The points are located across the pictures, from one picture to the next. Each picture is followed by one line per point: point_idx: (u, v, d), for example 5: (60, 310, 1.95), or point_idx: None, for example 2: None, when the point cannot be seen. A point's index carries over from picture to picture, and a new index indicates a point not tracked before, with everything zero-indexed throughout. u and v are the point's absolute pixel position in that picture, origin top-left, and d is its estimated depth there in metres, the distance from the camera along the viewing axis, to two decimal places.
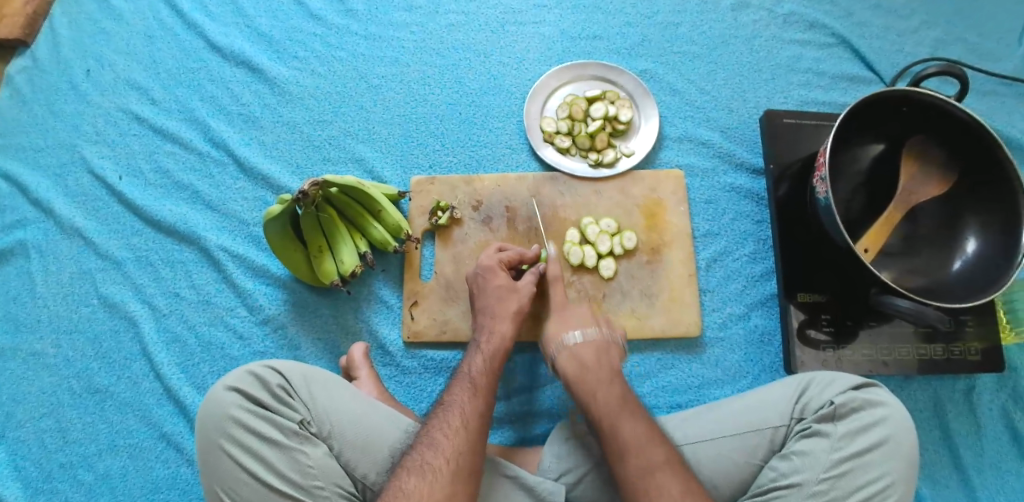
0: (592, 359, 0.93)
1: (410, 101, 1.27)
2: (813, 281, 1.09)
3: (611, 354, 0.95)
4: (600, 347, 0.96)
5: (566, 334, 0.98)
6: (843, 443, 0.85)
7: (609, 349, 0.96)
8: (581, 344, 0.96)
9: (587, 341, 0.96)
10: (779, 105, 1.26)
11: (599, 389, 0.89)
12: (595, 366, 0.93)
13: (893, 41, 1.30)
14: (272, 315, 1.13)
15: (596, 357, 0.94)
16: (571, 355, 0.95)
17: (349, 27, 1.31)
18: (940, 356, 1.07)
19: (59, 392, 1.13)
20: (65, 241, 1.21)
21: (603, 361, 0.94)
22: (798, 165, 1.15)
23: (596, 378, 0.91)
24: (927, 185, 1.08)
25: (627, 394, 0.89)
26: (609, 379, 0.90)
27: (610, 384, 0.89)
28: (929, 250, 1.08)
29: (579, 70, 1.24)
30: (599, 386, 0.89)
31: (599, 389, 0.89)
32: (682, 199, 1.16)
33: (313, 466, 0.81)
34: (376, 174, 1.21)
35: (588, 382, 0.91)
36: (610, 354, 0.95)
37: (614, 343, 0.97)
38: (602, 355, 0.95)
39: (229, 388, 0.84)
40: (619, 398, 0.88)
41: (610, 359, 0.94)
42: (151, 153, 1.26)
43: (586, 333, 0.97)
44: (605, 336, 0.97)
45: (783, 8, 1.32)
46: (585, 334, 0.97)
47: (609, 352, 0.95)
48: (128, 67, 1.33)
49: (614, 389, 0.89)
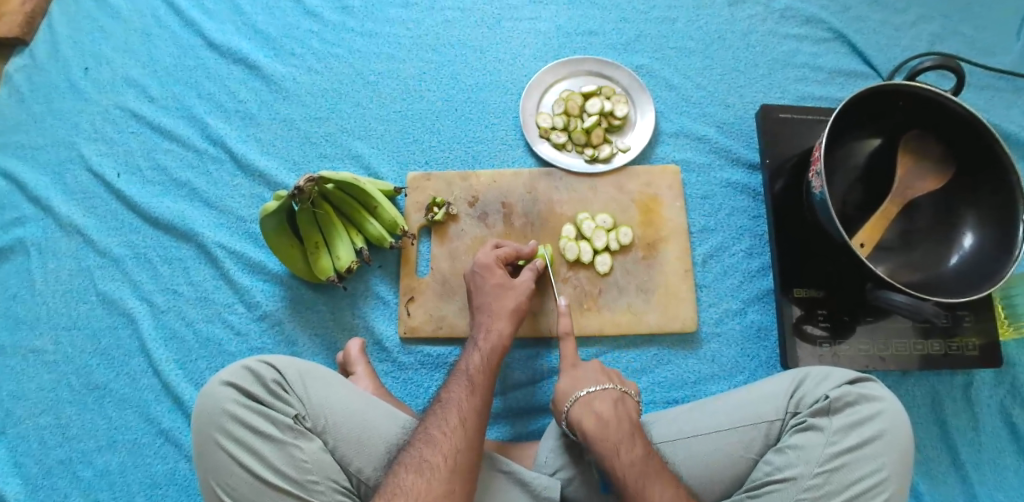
0: (610, 414, 0.88)
1: (407, 98, 1.27)
2: (810, 276, 1.09)
3: (626, 406, 0.90)
4: (615, 400, 0.90)
5: (579, 389, 0.92)
6: (838, 437, 0.85)
7: (624, 400, 0.91)
8: (597, 398, 0.90)
9: (603, 394, 0.91)
10: (776, 100, 1.26)
11: (622, 449, 0.84)
12: (615, 420, 0.87)
13: (890, 35, 1.30)
14: (269, 311, 1.14)
15: (614, 411, 0.88)
16: (588, 410, 0.89)
17: (345, 24, 1.31)
18: (937, 351, 1.07)
19: (58, 388, 1.13)
20: (63, 238, 1.22)
21: (620, 414, 0.88)
22: (795, 161, 1.15)
23: (617, 436, 0.85)
24: (924, 180, 1.07)
25: (650, 453, 0.84)
26: (632, 435, 0.86)
27: (634, 444, 0.84)
28: (926, 245, 1.08)
29: (575, 66, 1.24)
30: (623, 445, 0.84)
31: (623, 449, 0.84)
32: (678, 194, 1.16)
33: (306, 461, 0.81)
34: (373, 170, 1.21)
35: (609, 440, 0.85)
36: (627, 406, 0.90)
37: (627, 395, 0.92)
38: (620, 408, 0.89)
39: (225, 383, 0.84)
40: (644, 459, 0.83)
41: (627, 412, 0.89)
42: (148, 151, 1.26)
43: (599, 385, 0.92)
44: (618, 389, 0.92)
45: (780, 3, 1.32)
46: (600, 388, 0.91)
47: (625, 405, 0.90)
48: (126, 65, 1.33)
49: (638, 448, 0.84)
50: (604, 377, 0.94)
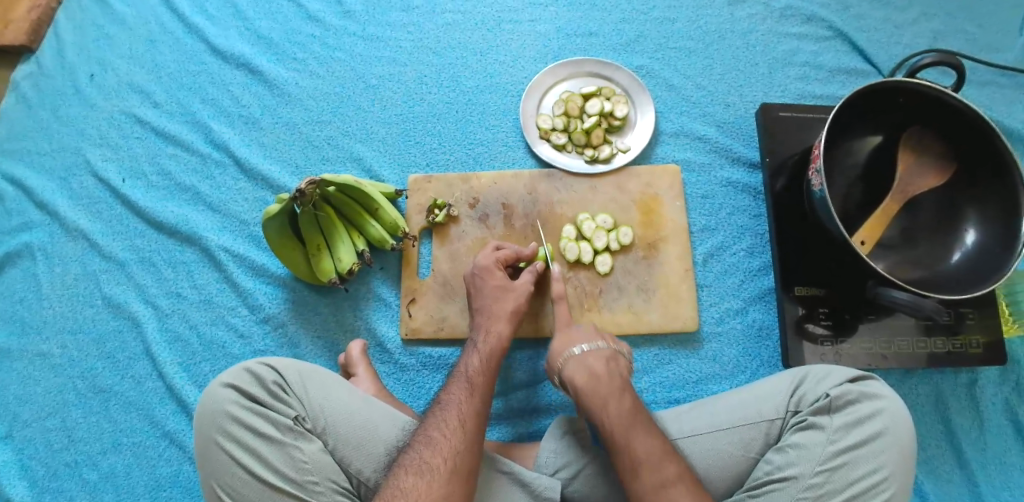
0: (605, 369, 0.90)
1: (407, 101, 1.27)
2: (811, 275, 1.09)
3: (619, 364, 0.92)
4: (608, 358, 0.92)
5: (572, 348, 0.95)
6: (838, 436, 0.85)
7: (617, 359, 0.93)
8: (590, 355, 0.92)
9: (595, 352, 0.93)
10: (776, 99, 1.26)
11: (611, 401, 0.85)
12: (606, 376, 0.89)
13: (890, 33, 1.29)
14: (272, 313, 1.14)
15: (605, 367, 0.90)
16: (581, 366, 0.91)
17: (346, 28, 1.32)
18: (940, 349, 1.06)
19: (64, 392, 1.15)
20: (69, 243, 1.23)
21: (613, 370, 0.90)
22: (795, 159, 1.15)
23: (607, 388, 0.87)
24: (925, 176, 1.07)
25: (639, 408, 0.85)
26: (620, 390, 0.87)
27: (623, 395, 0.86)
28: (929, 242, 1.07)
29: (575, 67, 1.25)
30: (611, 397, 0.86)
31: (611, 401, 0.85)
32: (678, 194, 1.16)
33: (307, 462, 0.82)
34: (374, 173, 1.21)
35: (599, 393, 0.87)
36: (619, 364, 0.92)
37: (620, 355, 0.94)
38: (612, 365, 0.91)
39: (226, 385, 0.85)
40: (632, 412, 0.84)
41: (619, 370, 0.91)
42: (153, 156, 1.28)
43: (590, 345, 0.95)
44: (611, 347, 0.94)
45: (780, 2, 1.32)
46: (593, 346, 0.94)
47: (618, 362, 0.92)
48: (130, 71, 1.34)
49: (626, 401, 0.85)
50: (598, 337, 0.97)
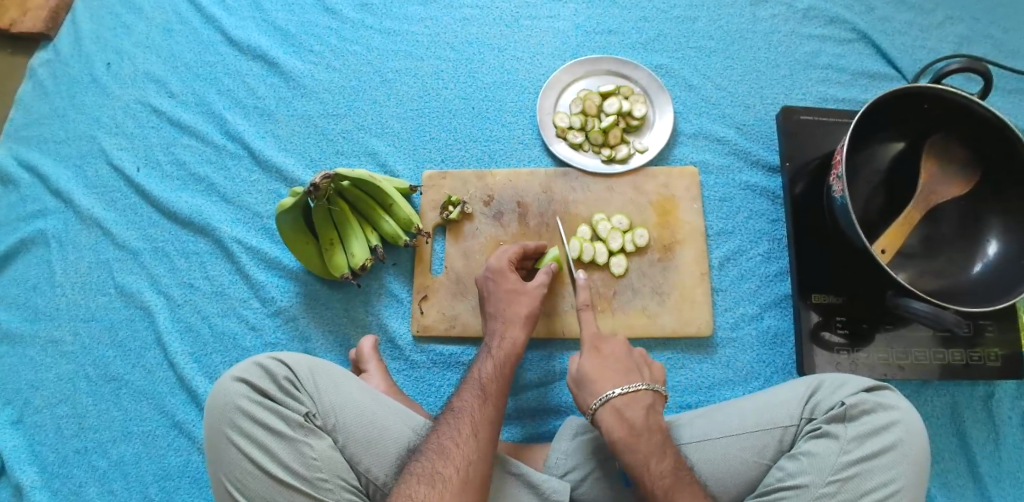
0: (643, 416, 0.86)
1: (423, 96, 1.26)
2: (829, 282, 1.07)
3: (656, 410, 0.88)
4: (648, 405, 0.88)
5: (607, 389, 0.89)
6: (852, 446, 0.84)
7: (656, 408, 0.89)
8: (629, 405, 0.87)
9: (634, 398, 0.88)
10: (797, 102, 1.24)
11: (652, 462, 0.83)
12: (647, 432, 0.85)
13: (916, 37, 1.27)
14: (283, 307, 1.14)
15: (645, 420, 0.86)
16: (618, 416, 0.87)
17: (363, 21, 1.31)
18: (958, 362, 1.04)
19: (76, 379, 1.15)
20: (84, 231, 1.23)
21: (650, 417, 0.87)
22: (815, 164, 1.13)
23: (649, 447, 0.84)
24: (949, 184, 1.05)
25: (679, 466, 0.83)
26: (662, 449, 0.84)
27: (664, 455, 0.83)
28: (950, 251, 1.05)
29: (594, 65, 1.23)
30: (652, 458, 0.83)
31: (653, 461, 0.83)
32: (696, 196, 1.15)
33: (316, 458, 0.82)
34: (389, 168, 1.21)
35: (638, 450, 0.83)
36: (656, 412, 0.88)
37: (657, 397, 0.90)
38: (651, 415, 0.87)
39: (237, 379, 0.85)
40: (673, 473, 0.82)
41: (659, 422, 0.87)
42: (168, 146, 1.28)
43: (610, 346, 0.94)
44: (649, 389, 0.89)
45: (803, 3, 1.30)
46: (631, 389, 0.88)
47: (655, 410, 0.88)
48: (147, 60, 1.34)
49: (667, 461, 0.83)
50: (634, 373, 0.91)
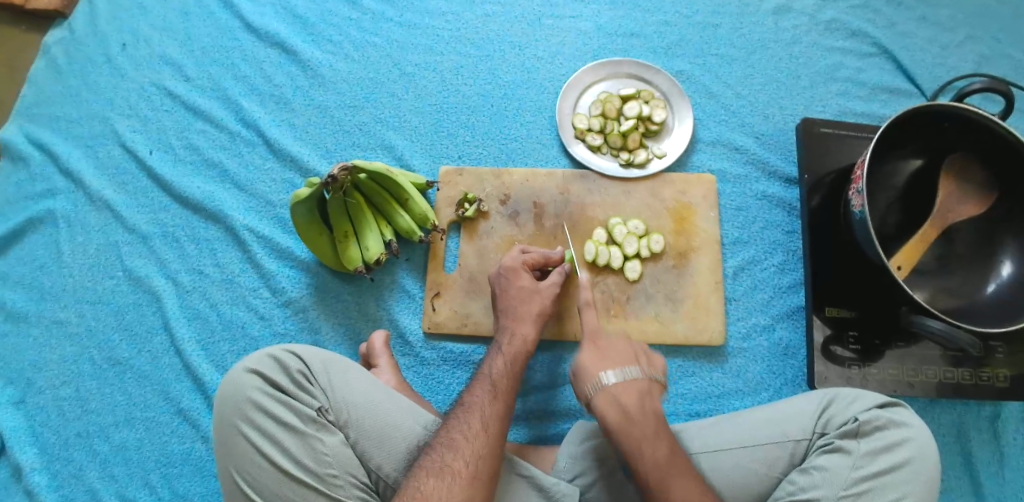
0: (634, 396, 0.84)
1: (442, 91, 1.26)
2: (843, 296, 1.07)
3: (626, 323, 0.96)
4: (613, 311, 0.96)
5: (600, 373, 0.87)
6: (864, 462, 0.84)
7: (652, 391, 0.86)
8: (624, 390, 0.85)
9: (630, 383, 0.85)
10: (817, 114, 1.24)
11: (646, 446, 0.81)
12: (641, 417, 0.83)
13: (936, 54, 1.27)
14: (294, 298, 1.13)
15: (639, 404, 0.84)
16: (613, 401, 0.84)
17: (384, 13, 1.31)
18: (968, 381, 1.04)
19: (80, 361, 1.14)
20: (93, 212, 1.22)
21: (642, 397, 0.85)
22: (833, 177, 1.13)
23: (642, 432, 0.81)
24: (966, 203, 1.04)
25: (634, 357, 0.90)
26: (656, 433, 0.82)
27: (622, 348, 0.91)
28: (964, 270, 1.05)
29: (615, 68, 1.23)
30: (646, 442, 0.81)
31: (647, 446, 0.81)
32: (713, 204, 1.15)
33: (328, 454, 0.81)
34: (405, 162, 1.20)
35: (599, 344, 0.91)
36: (625, 323, 0.95)
37: (628, 313, 0.97)
38: (615, 322, 0.95)
39: (250, 371, 0.84)
40: (625, 360, 0.89)
41: (654, 405, 0.85)
42: (181, 130, 1.26)
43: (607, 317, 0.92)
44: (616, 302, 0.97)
45: (826, 15, 1.29)
46: (597, 301, 0.97)
47: (622, 322, 0.96)
48: (163, 42, 1.33)
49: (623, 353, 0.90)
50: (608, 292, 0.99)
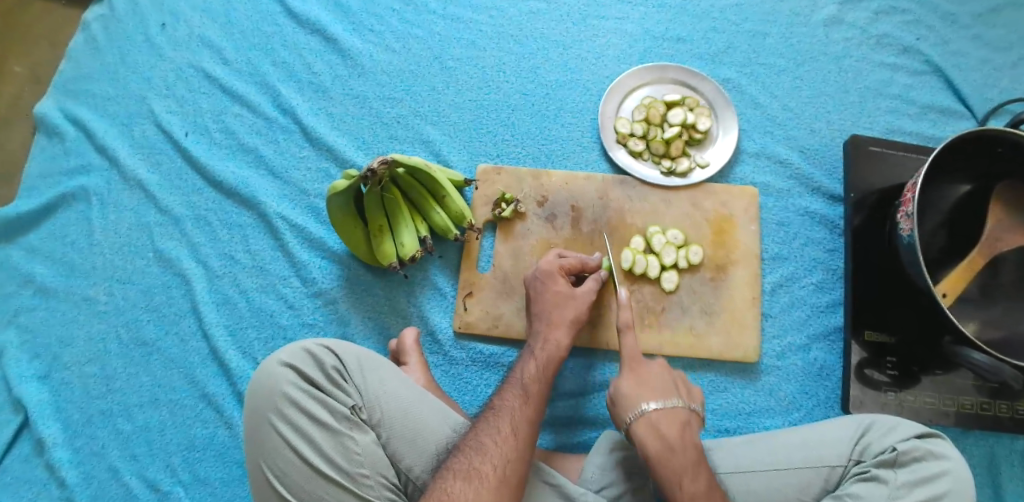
0: (674, 426, 0.83)
1: (483, 87, 1.24)
2: (883, 320, 1.05)
3: (670, 368, 0.91)
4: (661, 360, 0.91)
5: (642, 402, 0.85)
6: (901, 492, 0.81)
7: (690, 423, 0.85)
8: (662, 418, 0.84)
9: (649, 353, 0.91)
10: (864, 131, 1.21)
11: (686, 479, 0.79)
12: (681, 447, 0.82)
13: (989, 75, 1.23)
14: (324, 289, 1.12)
15: (679, 435, 0.83)
16: (651, 429, 0.83)
17: (428, 5, 1.29)
18: (1003, 414, 1.02)
19: (107, 340, 1.14)
20: (126, 191, 1.22)
21: (679, 427, 0.83)
22: (879, 197, 1.11)
23: (682, 464, 0.80)
24: (1015, 232, 1.02)
25: (687, 419, 0.85)
26: (696, 466, 0.80)
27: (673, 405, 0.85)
28: (1009, 300, 1.03)
29: (661, 72, 1.20)
30: (686, 475, 0.79)
31: (687, 478, 0.79)
32: (754, 217, 1.12)
33: (359, 454, 0.80)
34: (442, 158, 1.18)
35: (648, 401, 0.86)
36: (670, 369, 0.90)
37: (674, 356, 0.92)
38: (664, 371, 0.90)
39: (284, 364, 0.83)
40: (679, 423, 0.84)
41: (693, 437, 0.84)
42: (218, 113, 1.25)
43: (646, 345, 0.91)
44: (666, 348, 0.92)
45: (877, 29, 1.26)
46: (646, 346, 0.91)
47: (669, 369, 0.91)
48: (203, 24, 1.32)
49: (675, 413, 0.85)
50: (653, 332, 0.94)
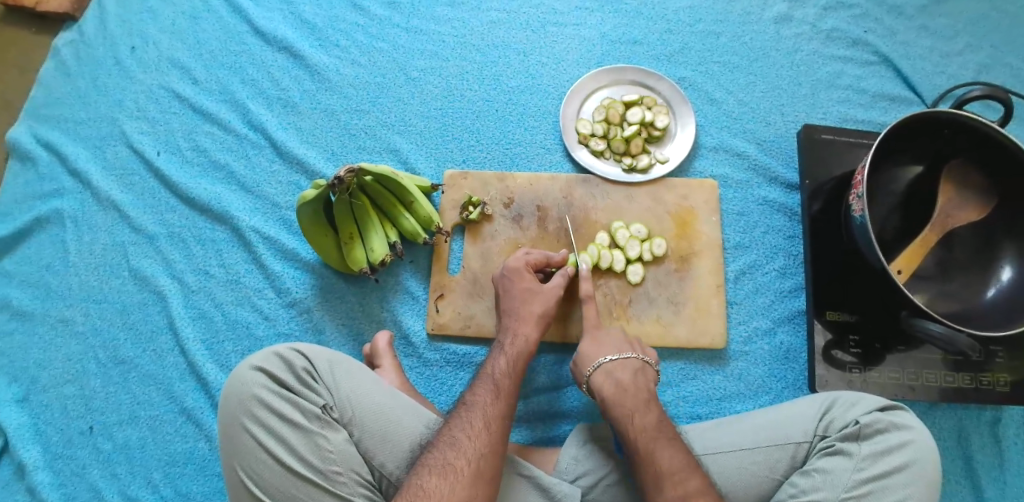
0: (630, 386, 0.91)
1: (448, 96, 1.27)
2: (844, 300, 1.08)
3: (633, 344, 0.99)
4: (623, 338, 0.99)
5: (602, 357, 0.95)
6: (865, 464, 0.84)
7: (644, 371, 0.95)
8: (617, 366, 0.94)
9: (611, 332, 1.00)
10: (818, 121, 1.25)
11: (637, 415, 0.87)
12: (632, 388, 0.91)
13: (936, 63, 1.28)
14: (298, 298, 1.14)
15: (633, 379, 0.92)
16: (608, 377, 0.93)
17: (390, 18, 1.32)
18: (967, 385, 1.04)
19: (85, 360, 1.15)
20: (101, 212, 1.23)
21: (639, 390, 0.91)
22: (833, 184, 1.14)
23: (634, 401, 0.89)
24: (965, 209, 1.06)
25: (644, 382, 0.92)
26: (648, 404, 0.89)
27: (628, 366, 0.94)
28: (964, 275, 1.05)
29: (618, 74, 1.24)
30: (638, 411, 0.88)
31: (638, 414, 0.87)
32: (714, 208, 1.16)
33: (331, 451, 0.82)
34: (410, 165, 1.21)
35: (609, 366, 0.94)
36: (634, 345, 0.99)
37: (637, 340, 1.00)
38: (624, 343, 0.98)
39: (255, 368, 0.85)
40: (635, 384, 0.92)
41: (646, 382, 0.93)
42: (189, 132, 1.28)
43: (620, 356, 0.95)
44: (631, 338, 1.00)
45: (827, 24, 1.31)
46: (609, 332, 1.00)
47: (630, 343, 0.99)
48: (172, 46, 1.34)
49: (628, 374, 0.93)
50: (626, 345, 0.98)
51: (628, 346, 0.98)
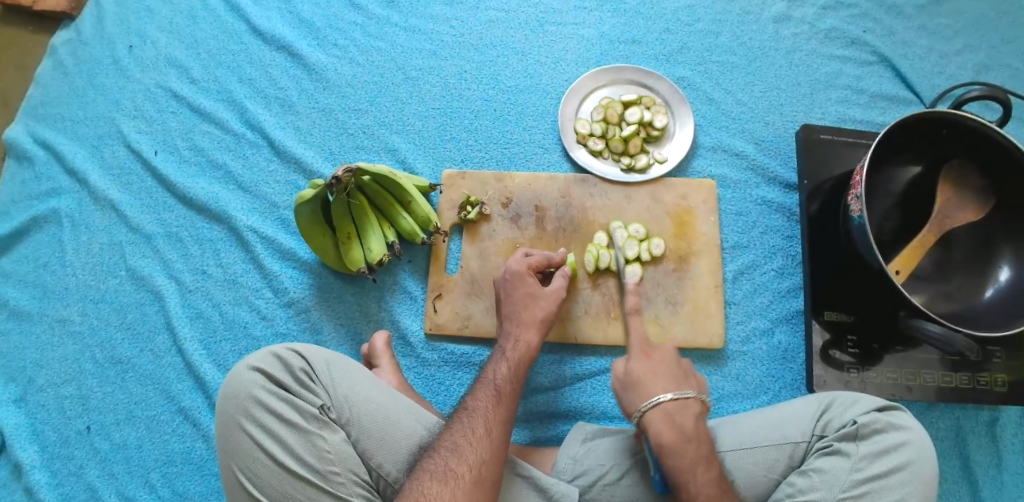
0: (691, 434, 0.85)
1: (446, 95, 1.27)
2: (843, 300, 1.08)
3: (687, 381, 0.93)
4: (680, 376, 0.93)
5: (661, 394, 0.88)
6: (862, 465, 0.83)
7: (702, 415, 0.89)
8: (679, 409, 0.88)
9: (670, 367, 0.94)
10: (816, 121, 1.25)
11: (699, 469, 0.82)
12: (694, 438, 0.85)
13: (934, 62, 1.28)
14: (296, 298, 1.14)
15: (693, 426, 0.87)
16: (667, 419, 0.86)
17: (388, 18, 1.32)
18: (965, 385, 1.04)
19: (82, 360, 1.14)
20: (98, 212, 1.23)
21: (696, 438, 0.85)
22: (832, 184, 1.14)
23: (698, 452, 0.83)
24: (964, 209, 1.05)
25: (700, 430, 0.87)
26: (708, 456, 0.84)
27: (689, 412, 0.88)
28: (961, 275, 1.06)
29: (617, 73, 1.24)
30: (699, 464, 0.82)
31: (700, 468, 0.82)
32: (712, 208, 1.16)
33: (329, 452, 0.81)
34: (408, 165, 1.21)
35: (670, 407, 0.87)
36: (689, 383, 0.93)
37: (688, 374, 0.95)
38: (681, 382, 0.92)
39: (253, 368, 0.84)
40: (695, 432, 0.86)
41: (705, 430, 0.87)
42: (187, 131, 1.27)
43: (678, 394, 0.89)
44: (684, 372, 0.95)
45: (826, 23, 1.31)
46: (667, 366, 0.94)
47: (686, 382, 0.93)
48: (169, 45, 1.34)
49: (689, 421, 0.87)
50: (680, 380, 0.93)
51: (685, 385, 0.92)
